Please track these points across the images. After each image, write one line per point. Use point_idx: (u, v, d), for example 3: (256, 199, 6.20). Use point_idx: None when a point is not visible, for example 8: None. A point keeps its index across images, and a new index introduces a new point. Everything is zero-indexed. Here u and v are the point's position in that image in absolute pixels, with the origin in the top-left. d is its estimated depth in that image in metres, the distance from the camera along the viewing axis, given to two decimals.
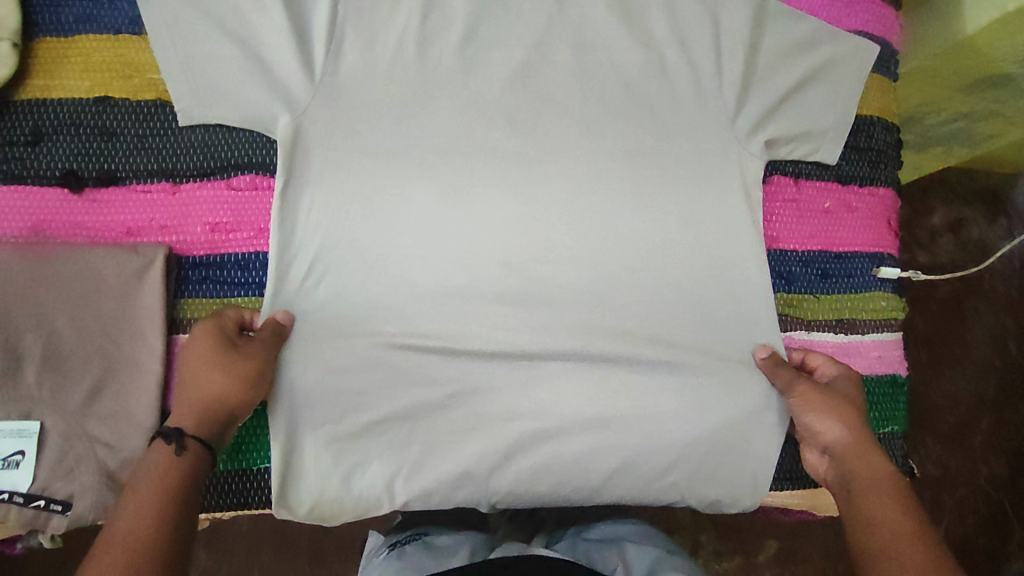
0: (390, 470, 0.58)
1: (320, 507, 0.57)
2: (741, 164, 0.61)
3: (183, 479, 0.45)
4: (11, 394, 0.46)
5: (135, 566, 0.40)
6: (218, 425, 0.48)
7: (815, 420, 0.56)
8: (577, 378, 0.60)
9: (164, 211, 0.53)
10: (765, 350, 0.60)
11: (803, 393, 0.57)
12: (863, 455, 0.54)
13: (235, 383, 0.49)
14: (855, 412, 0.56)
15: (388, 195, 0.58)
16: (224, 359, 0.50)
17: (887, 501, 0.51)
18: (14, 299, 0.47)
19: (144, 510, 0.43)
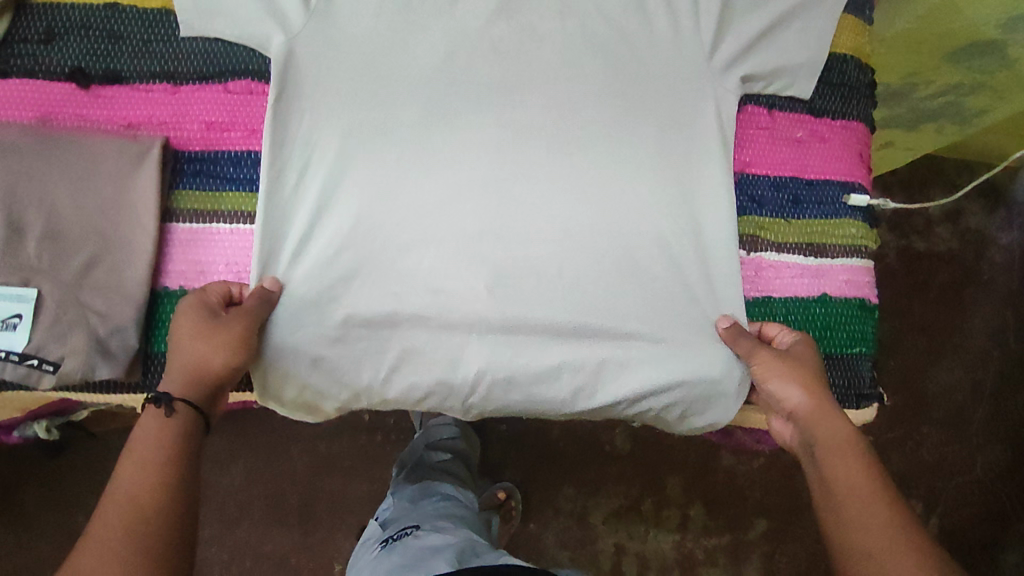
0: (370, 377, 0.59)
1: (303, 399, 0.61)
2: (717, 99, 0.62)
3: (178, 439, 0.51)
4: (11, 262, 0.49)
5: (141, 518, 0.47)
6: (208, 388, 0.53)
7: (777, 387, 0.58)
8: (555, 290, 0.60)
9: (163, 109, 0.57)
10: (726, 321, 0.61)
11: (762, 362, 0.59)
12: (824, 416, 0.56)
13: (222, 351, 0.53)
14: (813, 377, 0.58)
15: (377, 101, 0.59)
16: (209, 329, 0.53)
17: (848, 462, 0.54)
18: (19, 176, 0.50)
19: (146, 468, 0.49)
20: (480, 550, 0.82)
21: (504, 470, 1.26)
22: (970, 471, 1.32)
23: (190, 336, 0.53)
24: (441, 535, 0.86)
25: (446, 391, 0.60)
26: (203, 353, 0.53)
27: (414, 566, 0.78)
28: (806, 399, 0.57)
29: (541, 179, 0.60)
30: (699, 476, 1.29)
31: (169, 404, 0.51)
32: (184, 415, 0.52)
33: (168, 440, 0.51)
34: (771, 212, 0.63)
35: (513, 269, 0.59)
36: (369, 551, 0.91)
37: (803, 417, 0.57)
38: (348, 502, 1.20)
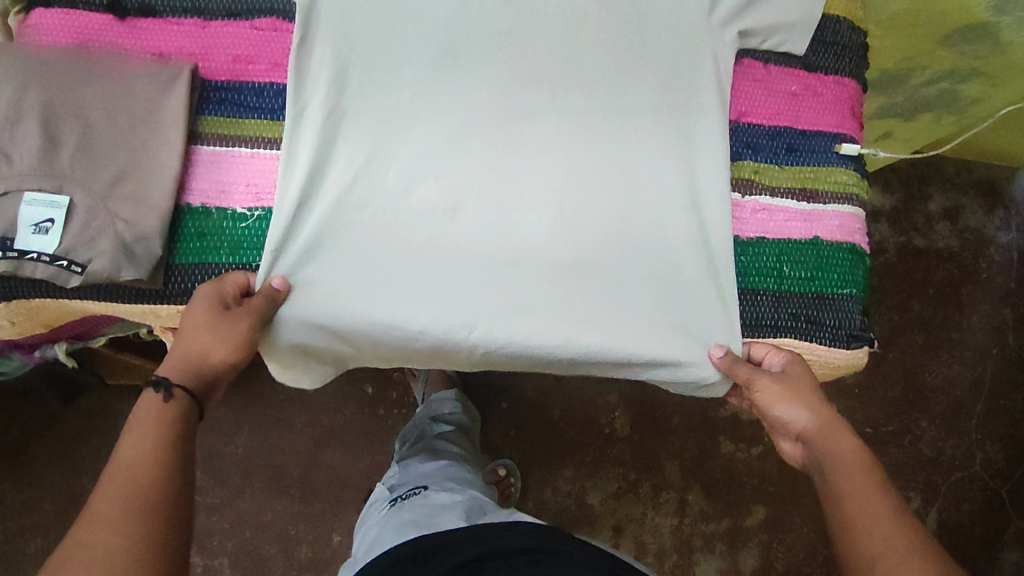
0: (372, 315, 0.59)
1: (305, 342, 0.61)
2: (715, 53, 0.65)
3: (174, 423, 0.50)
4: (46, 170, 0.53)
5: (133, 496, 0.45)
6: (203, 378, 0.53)
7: (782, 411, 0.57)
8: (555, 227, 0.62)
9: (193, 41, 0.60)
10: (720, 350, 0.61)
11: (763, 386, 0.58)
12: (833, 437, 0.55)
13: (224, 344, 0.54)
14: (817, 396, 0.57)
15: (392, 43, 0.62)
16: (220, 322, 0.54)
17: (868, 489, 0.51)
18: (58, 94, 0.54)
19: (144, 449, 0.48)
20: (487, 509, 0.83)
21: (503, 448, 1.27)
22: (970, 466, 1.32)
23: (196, 323, 0.53)
24: (449, 494, 0.86)
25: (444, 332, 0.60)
26: (205, 344, 0.53)
27: (424, 522, 0.77)
28: (814, 420, 0.56)
29: (544, 128, 0.63)
30: (699, 461, 1.29)
31: (169, 388, 0.51)
32: (183, 403, 0.51)
33: (165, 423, 0.49)
34: (766, 158, 0.66)
35: (513, 209, 0.62)
36: (376, 511, 0.91)
37: (813, 439, 0.56)
38: (349, 475, 1.21)
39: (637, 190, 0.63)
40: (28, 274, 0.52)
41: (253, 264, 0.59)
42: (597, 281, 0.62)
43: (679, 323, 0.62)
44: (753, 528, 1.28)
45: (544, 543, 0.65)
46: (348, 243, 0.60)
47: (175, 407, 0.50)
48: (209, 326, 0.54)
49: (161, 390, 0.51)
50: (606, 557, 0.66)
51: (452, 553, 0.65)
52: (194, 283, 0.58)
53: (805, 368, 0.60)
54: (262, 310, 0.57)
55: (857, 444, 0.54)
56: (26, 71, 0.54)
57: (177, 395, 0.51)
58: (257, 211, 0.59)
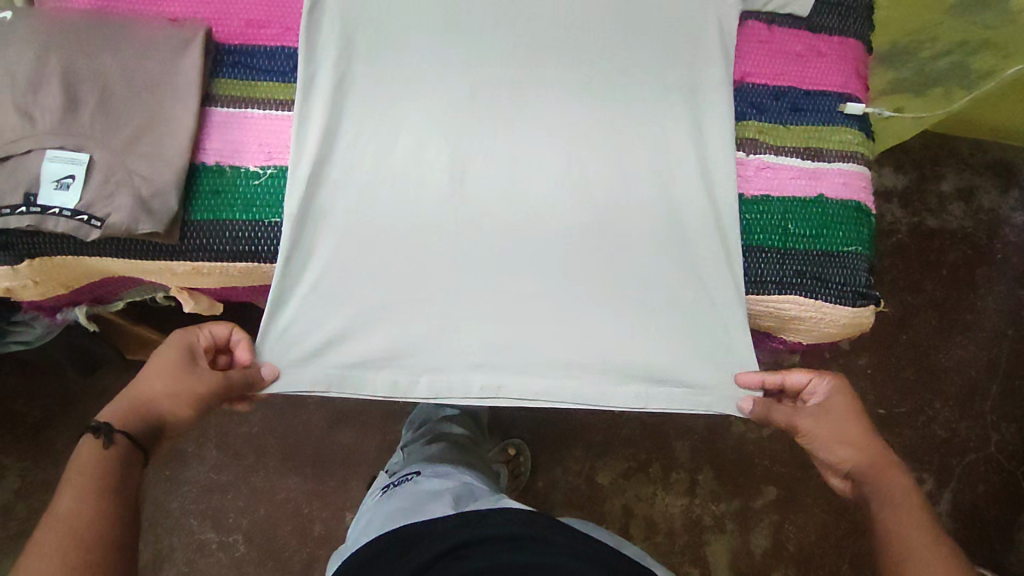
0: (386, 286, 0.62)
1: (313, 313, 0.62)
2: (720, 14, 0.65)
3: (112, 466, 0.53)
4: (67, 128, 0.54)
5: (67, 540, 0.48)
6: (145, 425, 0.57)
7: (823, 451, 0.60)
8: (562, 190, 0.63)
9: (208, 7, 0.62)
10: (751, 406, 0.63)
11: (805, 427, 0.61)
12: (880, 473, 0.58)
13: (172, 398, 0.56)
14: (862, 432, 0.59)
15: (400, 8, 0.63)
16: (179, 379, 0.56)
17: (917, 528, 0.54)
18: (78, 56, 0.56)
19: (77, 495, 0.51)
20: (477, 495, 0.83)
21: (512, 428, 1.28)
22: (984, 448, 1.31)
23: (156, 372, 0.57)
24: (440, 480, 0.86)
25: (456, 309, 0.63)
26: (156, 394, 0.56)
27: (413, 509, 0.78)
28: (861, 457, 0.59)
29: (549, 91, 0.64)
30: (709, 442, 1.29)
31: (108, 435, 0.54)
32: (120, 448, 0.54)
33: (103, 466, 0.53)
34: (771, 118, 0.66)
35: (519, 174, 0.63)
36: (372, 497, 0.92)
37: (860, 475, 0.58)
38: (361, 454, 1.23)
39: (646, 169, 0.64)
40: (51, 229, 0.54)
41: (265, 221, 0.60)
42: (613, 259, 0.63)
43: (682, 279, 0.64)
44: (763, 508, 1.27)
45: (525, 529, 0.65)
46: (359, 206, 0.61)
47: (114, 454, 0.54)
48: (167, 376, 0.56)
49: (101, 436, 0.54)
50: (591, 550, 0.63)
51: (432, 542, 0.66)
52: (209, 240, 0.59)
53: (851, 397, 0.61)
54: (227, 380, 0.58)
55: (906, 479, 0.57)
56: (48, 35, 0.56)
57: (118, 442, 0.54)
58: (269, 170, 0.61)
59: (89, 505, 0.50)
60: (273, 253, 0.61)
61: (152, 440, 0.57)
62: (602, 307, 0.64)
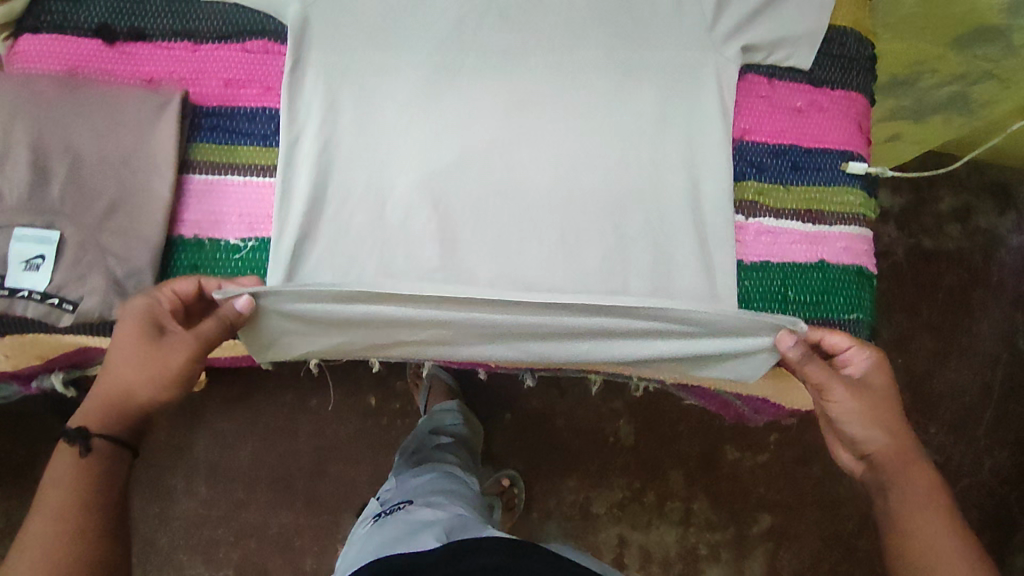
0: (378, 312, 0.58)
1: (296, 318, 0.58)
2: (719, 69, 0.63)
3: (92, 478, 0.50)
4: (35, 205, 0.52)
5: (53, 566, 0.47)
6: (128, 420, 0.53)
7: (855, 427, 0.58)
8: (555, 258, 0.61)
9: (184, 66, 0.58)
10: (791, 339, 0.57)
11: (839, 398, 0.58)
12: (903, 463, 0.57)
13: (148, 385, 0.52)
14: (893, 417, 0.59)
15: (384, 62, 0.60)
16: (148, 359, 0.51)
17: (932, 519, 0.54)
18: (48, 126, 0.53)
19: (53, 515, 0.48)
20: (471, 526, 0.78)
21: (507, 459, 1.25)
22: (978, 472, 1.31)
23: (120, 362, 0.51)
24: (432, 509, 0.83)
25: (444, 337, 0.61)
26: (129, 384, 0.52)
27: (402, 541, 0.75)
28: (887, 442, 0.58)
29: (550, 124, 0.61)
30: (704, 471, 1.27)
31: (85, 443, 0.50)
32: (101, 454, 0.51)
33: (79, 480, 0.50)
34: (771, 178, 0.64)
35: (513, 209, 0.61)
36: (363, 525, 0.91)
37: (882, 459, 0.58)
38: (351, 486, 1.20)
39: (641, 231, 0.61)
40: (20, 312, 0.52)
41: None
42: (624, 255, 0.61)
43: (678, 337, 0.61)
44: (758, 537, 1.26)
45: (515, 562, 0.61)
46: (347, 277, 0.59)
47: (92, 462, 0.51)
48: (135, 363, 0.51)
49: (77, 444, 0.50)
50: None
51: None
52: None
53: (888, 380, 0.60)
54: (202, 342, 0.53)
55: (925, 472, 0.57)
56: (15, 103, 0.53)
57: (96, 447, 0.51)
58: (250, 242, 0.58)
59: (66, 525, 0.48)
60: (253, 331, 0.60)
61: (140, 433, 0.54)
62: (599, 338, 0.61)
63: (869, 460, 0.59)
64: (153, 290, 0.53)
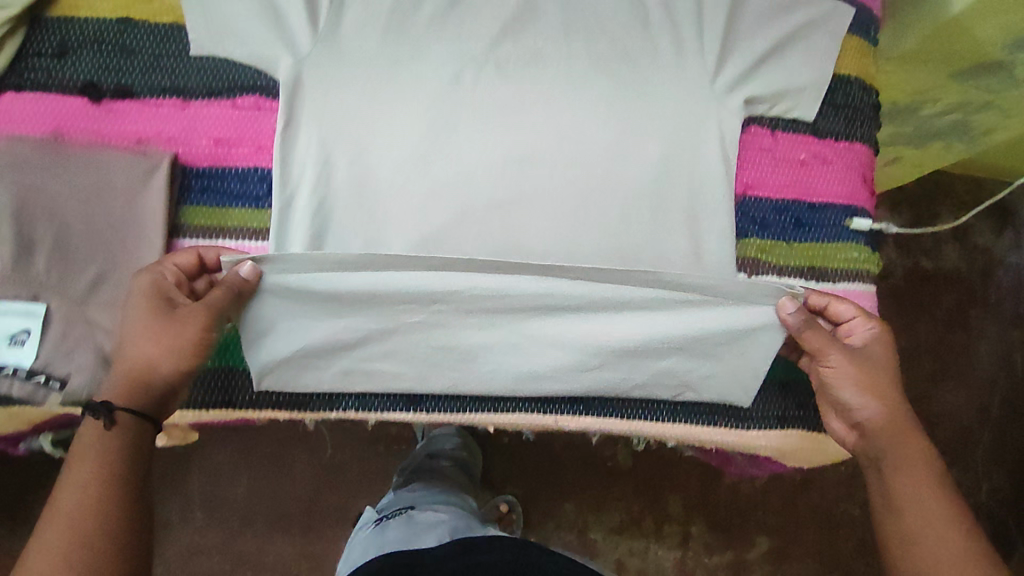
0: (389, 287, 0.56)
1: (300, 294, 0.56)
2: (722, 121, 0.62)
3: (119, 452, 0.48)
4: (21, 278, 0.51)
5: (88, 542, 0.45)
6: (149, 396, 0.51)
7: (852, 394, 0.57)
8: (554, 323, 0.60)
9: (172, 124, 0.57)
10: (791, 306, 0.56)
11: (837, 364, 0.57)
12: (896, 431, 0.56)
13: (169, 354, 0.51)
14: (889, 386, 0.57)
15: (380, 119, 0.59)
16: (168, 327, 0.50)
17: (924, 483, 0.54)
18: (33, 194, 0.52)
19: (85, 489, 0.47)
20: (474, 528, 0.79)
21: (504, 482, 1.20)
22: (977, 493, 1.28)
23: (139, 335, 0.50)
24: (436, 512, 0.83)
25: (448, 325, 0.59)
26: (149, 354, 0.50)
27: (408, 541, 0.74)
28: (882, 410, 0.56)
29: (557, 147, 0.61)
30: (703, 497, 1.25)
31: (109, 417, 0.48)
32: (126, 427, 0.49)
33: (107, 455, 0.48)
34: (774, 235, 0.63)
35: (519, 203, 0.61)
36: (361, 533, 0.88)
37: (876, 427, 0.56)
38: (340, 513, 1.15)
39: None
40: (3, 390, 0.50)
41: (241, 367, 0.59)
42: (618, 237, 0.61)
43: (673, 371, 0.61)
44: (756, 564, 1.24)
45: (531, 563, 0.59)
46: (342, 336, 0.58)
47: (117, 436, 0.49)
48: (154, 334, 0.50)
49: (102, 418, 0.48)
50: None
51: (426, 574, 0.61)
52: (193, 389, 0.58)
53: (887, 349, 0.58)
54: (219, 307, 0.52)
55: (917, 437, 0.56)
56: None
57: (120, 421, 0.49)
58: None
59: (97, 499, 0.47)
60: (250, 400, 0.60)
61: (162, 411, 0.52)
62: (594, 313, 0.59)
63: (861, 428, 0.57)
64: (162, 261, 0.52)
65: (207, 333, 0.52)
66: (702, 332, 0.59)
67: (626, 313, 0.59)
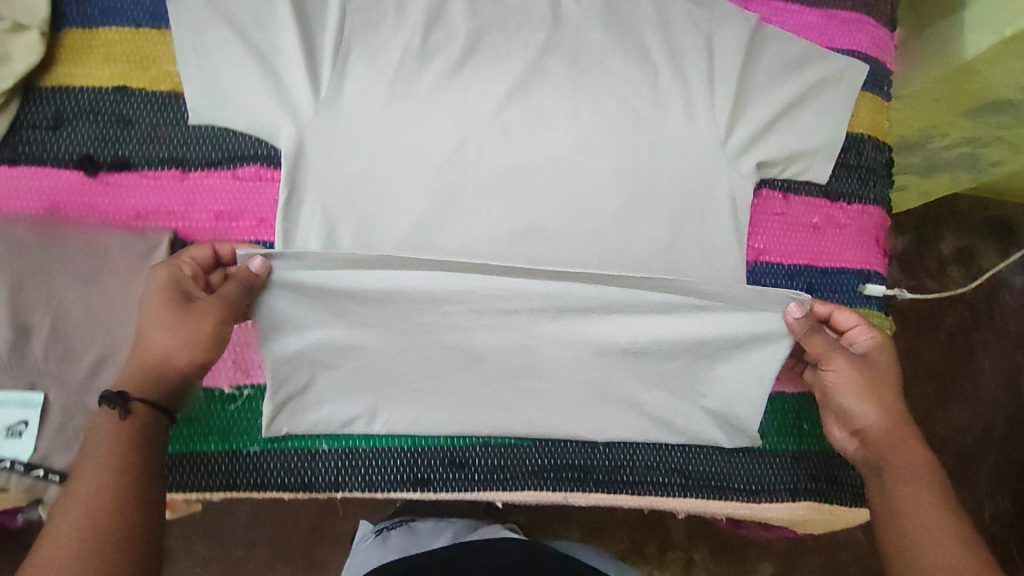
0: (402, 290, 0.55)
1: (310, 292, 0.54)
2: (733, 185, 0.61)
3: (135, 441, 0.47)
4: (20, 366, 0.51)
5: (96, 535, 0.43)
6: (166, 387, 0.50)
7: (854, 401, 0.55)
8: (563, 395, 0.59)
9: (172, 198, 0.55)
10: (798, 310, 0.54)
11: (839, 369, 0.56)
12: (897, 441, 0.54)
13: (186, 346, 0.50)
14: (892, 395, 0.56)
15: (389, 184, 0.57)
16: (182, 319, 0.49)
17: (924, 493, 0.51)
18: (30, 280, 0.52)
19: (98, 479, 0.45)
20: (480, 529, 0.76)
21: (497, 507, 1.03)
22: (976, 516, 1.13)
23: (154, 325, 0.49)
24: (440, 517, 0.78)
25: (462, 394, 0.58)
26: (165, 346, 0.49)
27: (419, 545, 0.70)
28: (884, 419, 0.55)
29: (568, 212, 0.60)
30: None
31: (124, 406, 0.47)
32: (142, 418, 0.48)
33: (119, 445, 0.46)
34: None
35: (533, 204, 0.59)
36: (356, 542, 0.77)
37: (876, 436, 0.55)
38: None
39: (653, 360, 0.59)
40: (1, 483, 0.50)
41: (245, 450, 0.57)
42: None
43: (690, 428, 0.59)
44: None
45: None
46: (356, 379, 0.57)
47: (131, 426, 0.47)
48: (170, 325, 0.49)
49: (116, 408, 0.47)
50: None
51: None
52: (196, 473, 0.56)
53: (891, 359, 0.57)
54: (233, 298, 0.51)
55: (920, 449, 0.54)
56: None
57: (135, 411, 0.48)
58: (247, 390, 0.57)
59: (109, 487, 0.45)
60: (254, 484, 0.57)
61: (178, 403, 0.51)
62: (606, 314, 0.57)
63: (862, 436, 0.56)
64: (176, 259, 0.52)
65: (223, 324, 0.51)
66: (706, 336, 0.57)
67: (632, 312, 0.57)
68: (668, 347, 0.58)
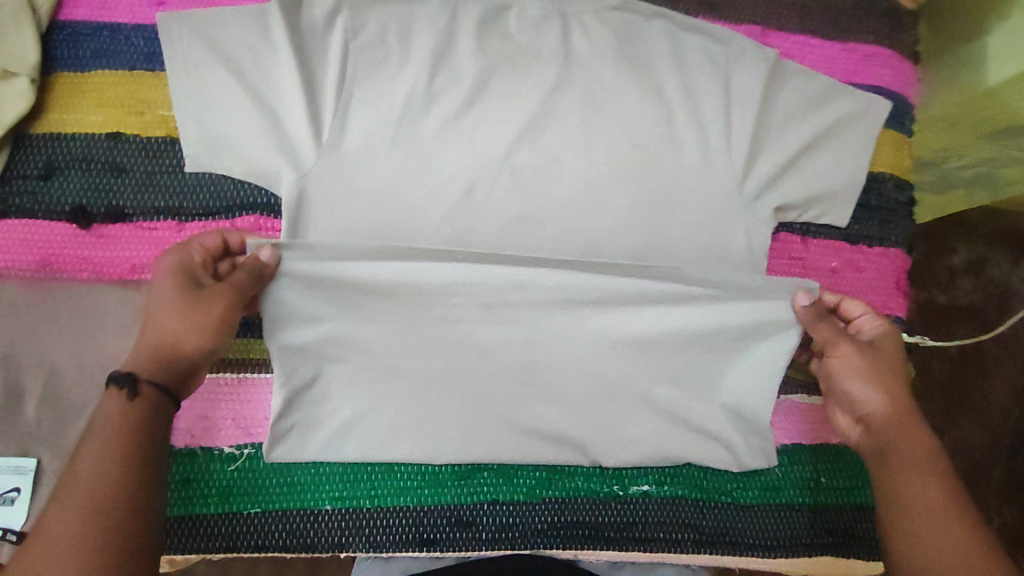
0: (408, 275, 0.54)
1: (319, 283, 0.53)
2: (750, 231, 0.58)
3: (144, 422, 0.45)
4: (11, 429, 0.51)
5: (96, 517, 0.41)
6: (173, 370, 0.48)
7: (856, 387, 0.53)
8: (570, 445, 0.57)
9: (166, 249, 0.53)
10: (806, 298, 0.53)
11: (841, 354, 0.54)
12: (901, 428, 0.52)
13: (194, 332, 0.48)
14: (898, 382, 0.53)
15: (397, 226, 0.56)
16: (191, 304, 0.48)
17: (925, 479, 0.49)
18: (22, 342, 0.52)
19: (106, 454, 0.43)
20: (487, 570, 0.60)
21: None
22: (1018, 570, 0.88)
23: (161, 310, 0.48)
24: None
25: (471, 447, 0.56)
26: (174, 331, 0.48)
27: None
28: (887, 406, 0.52)
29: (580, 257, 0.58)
30: None
31: (132, 386, 0.45)
32: (149, 400, 0.46)
33: (128, 424, 0.44)
34: None
35: (544, 231, 0.57)
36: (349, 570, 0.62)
37: (879, 422, 0.52)
38: None
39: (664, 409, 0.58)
40: None
41: (245, 512, 0.56)
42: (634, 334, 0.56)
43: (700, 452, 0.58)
44: None
45: None
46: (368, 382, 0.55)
47: (140, 406, 0.45)
48: (178, 311, 0.48)
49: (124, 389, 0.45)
50: None
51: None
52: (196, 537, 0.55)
53: (897, 344, 0.54)
54: (243, 287, 0.50)
55: (926, 436, 0.51)
56: None
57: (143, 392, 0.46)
58: (247, 450, 0.56)
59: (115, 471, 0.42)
60: (255, 545, 0.55)
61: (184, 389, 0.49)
62: (626, 306, 0.56)
63: (864, 422, 0.53)
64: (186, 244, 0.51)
65: (232, 310, 0.50)
66: (715, 324, 0.56)
67: (641, 305, 0.56)
68: (680, 351, 0.57)
